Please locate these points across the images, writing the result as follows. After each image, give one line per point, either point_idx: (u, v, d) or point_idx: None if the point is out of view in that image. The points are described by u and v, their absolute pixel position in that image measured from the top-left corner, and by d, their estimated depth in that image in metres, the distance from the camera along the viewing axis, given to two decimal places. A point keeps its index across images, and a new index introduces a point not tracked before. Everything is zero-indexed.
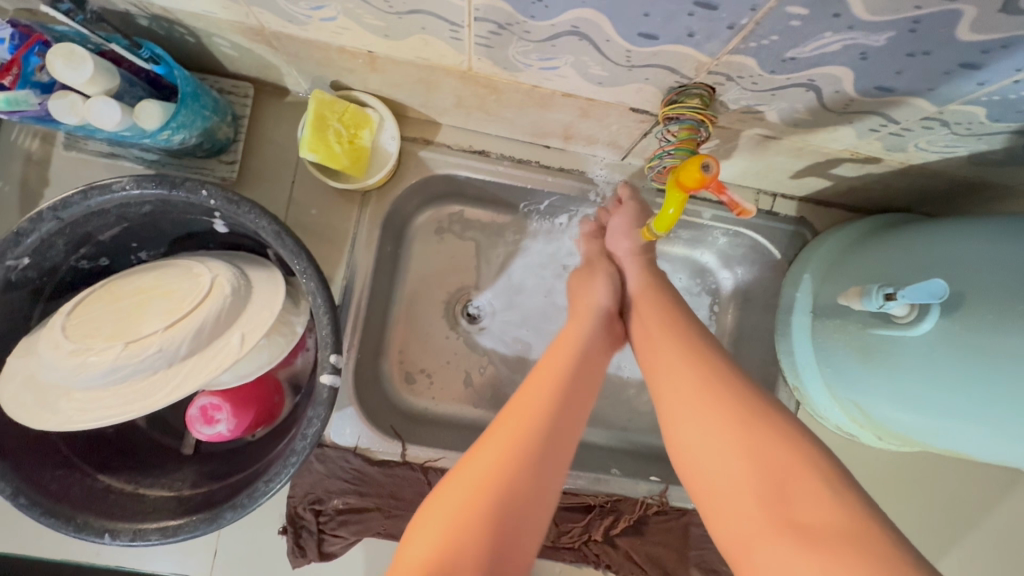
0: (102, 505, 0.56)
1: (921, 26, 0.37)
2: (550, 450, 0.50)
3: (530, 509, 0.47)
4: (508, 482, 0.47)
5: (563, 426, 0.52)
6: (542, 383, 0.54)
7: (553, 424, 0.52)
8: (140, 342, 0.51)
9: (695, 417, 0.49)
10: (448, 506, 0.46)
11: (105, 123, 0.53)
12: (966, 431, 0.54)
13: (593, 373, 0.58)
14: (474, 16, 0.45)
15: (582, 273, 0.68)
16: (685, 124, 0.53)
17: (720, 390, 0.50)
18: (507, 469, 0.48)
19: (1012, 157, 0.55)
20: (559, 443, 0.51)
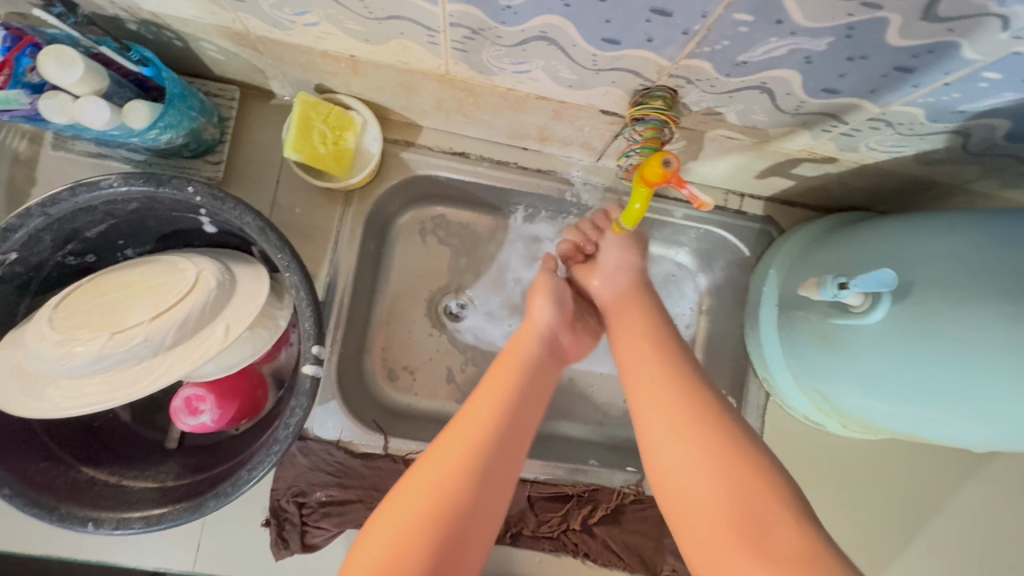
0: (87, 495, 0.57)
1: (856, 32, 0.40)
2: (518, 426, 0.54)
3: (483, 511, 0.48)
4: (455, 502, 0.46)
5: (518, 425, 0.53)
6: (499, 388, 0.56)
7: (523, 404, 0.55)
8: (126, 332, 0.53)
9: (679, 449, 0.51)
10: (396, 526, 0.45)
11: (95, 123, 0.55)
12: (927, 415, 0.57)
13: (535, 404, 0.56)
14: (448, 22, 0.48)
15: (531, 288, 0.69)
16: (649, 125, 0.56)
17: (705, 427, 0.51)
18: (483, 439, 0.51)
19: (955, 156, 0.59)
20: (512, 442, 0.52)
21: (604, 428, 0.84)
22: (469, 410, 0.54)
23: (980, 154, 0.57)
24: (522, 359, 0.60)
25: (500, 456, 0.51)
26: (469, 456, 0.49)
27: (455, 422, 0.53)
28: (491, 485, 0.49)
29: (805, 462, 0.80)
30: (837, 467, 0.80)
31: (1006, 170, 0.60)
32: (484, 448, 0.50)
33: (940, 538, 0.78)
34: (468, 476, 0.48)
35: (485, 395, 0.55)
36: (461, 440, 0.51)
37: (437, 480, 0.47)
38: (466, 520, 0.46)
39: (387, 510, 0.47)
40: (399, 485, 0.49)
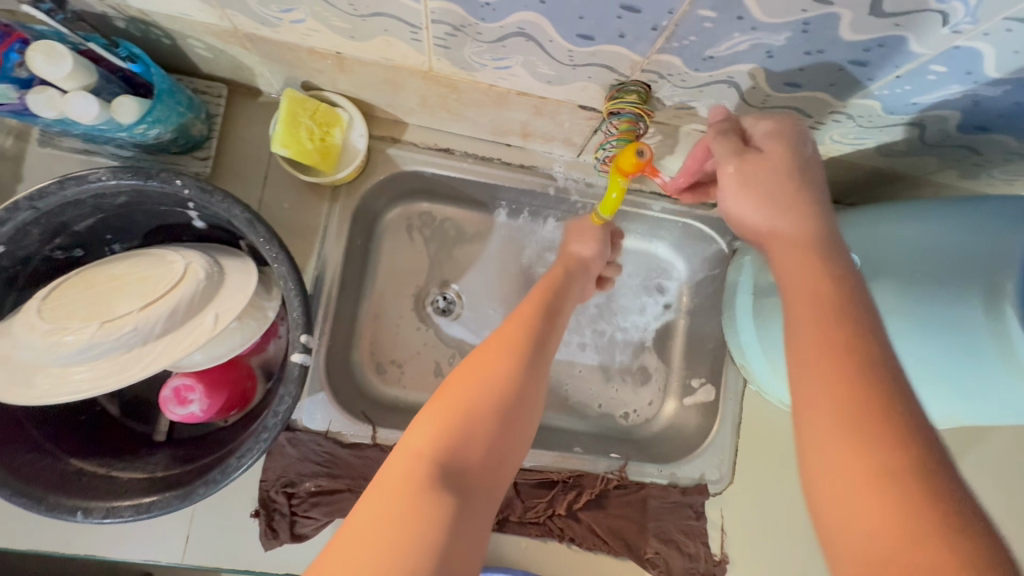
0: (75, 486, 0.58)
1: (812, 27, 0.43)
2: (553, 333, 0.61)
3: (522, 404, 0.51)
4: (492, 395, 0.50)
5: (550, 337, 0.60)
6: (521, 316, 0.60)
7: (554, 317, 0.62)
8: (115, 322, 0.54)
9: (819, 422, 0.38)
10: (437, 412, 0.48)
11: (83, 117, 0.56)
12: None
13: (564, 318, 0.65)
14: (430, 18, 0.50)
15: (574, 230, 0.74)
16: (624, 119, 0.58)
17: (861, 397, 0.37)
18: (523, 333, 0.57)
19: (913, 149, 0.63)
20: (547, 345, 0.59)
21: (589, 417, 0.86)
22: (509, 323, 0.60)
23: (936, 145, 0.61)
24: (560, 277, 0.68)
25: (540, 351, 0.57)
26: (510, 353, 0.54)
27: (484, 341, 0.57)
28: (533, 374, 0.54)
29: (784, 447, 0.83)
30: None
31: (963, 160, 0.64)
32: (518, 353, 0.55)
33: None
34: (512, 363, 0.53)
35: (521, 313, 0.61)
36: (490, 349, 0.55)
37: (470, 377, 0.51)
38: (511, 406, 0.50)
39: (429, 408, 0.49)
40: (444, 383, 0.51)
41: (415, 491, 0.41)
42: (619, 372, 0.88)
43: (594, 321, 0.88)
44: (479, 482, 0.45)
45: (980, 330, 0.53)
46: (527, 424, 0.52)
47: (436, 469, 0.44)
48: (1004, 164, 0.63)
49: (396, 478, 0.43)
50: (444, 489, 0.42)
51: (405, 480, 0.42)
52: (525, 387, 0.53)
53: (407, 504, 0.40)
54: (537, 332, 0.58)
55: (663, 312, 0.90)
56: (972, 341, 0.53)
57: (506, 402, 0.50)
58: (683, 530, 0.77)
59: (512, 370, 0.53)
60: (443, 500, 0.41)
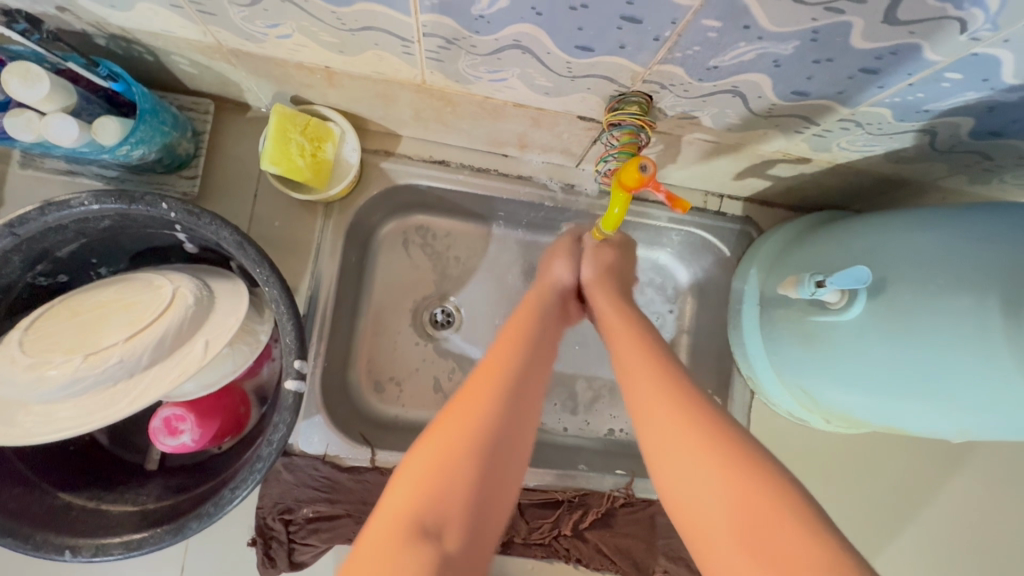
0: (63, 522, 0.56)
1: (821, 36, 0.41)
2: (538, 361, 0.56)
3: (507, 447, 0.49)
4: (476, 441, 0.47)
5: (537, 364, 0.56)
6: (511, 343, 0.56)
7: (543, 342, 0.59)
8: (101, 353, 0.52)
9: (681, 453, 0.45)
10: (421, 460, 0.46)
11: (63, 139, 0.54)
12: (915, 411, 0.58)
13: (551, 340, 0.60)
14: (422, 32, 0.48)
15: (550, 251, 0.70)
16: (626, 130, 0.56)
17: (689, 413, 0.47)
18: (512, 366, 0.54)
19: (923, 155, 0.61)
20: (535, 376, 0.55)
21: (594, 431, 0.84)
22: (498, 350, 0.56)
23: (948, 151, 0.59)
24: (547, 300, 0.64)
25: (526, 384, 0.54)
26: (496, 387, 0.52)
27: (473, 372, 0.54)
28: (516, 420, 0.51)
29: (794, 457, 0.80)
30: (828, 463, 0.80)
31: (973, 166, 0.62)
32: (505, 390, 0.52)
33: (909, 546, 0.79)
34: (500, 399, 0.51)
35: (512, 336, 0.57)
36: (477, 383, 0.52)
37: (458, 419, 0.49)
38: (495, 452, 0.48)
39: (413, 457, 0.47)
40: (432, 424, 0.49)
41: (396, 554, 0.41)
42: None
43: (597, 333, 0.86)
44: (461, 541, 0.44)
45: (998, 346, 0.50)
46: (514, 462, 0.50)
47: (415, 530, 0.42)
48: (1016, 169, 0.61)
49: (376, 542, 0.42)
50: (426, 543, 0.42)
51: (386, 542, 0.42)
52: (511, 430, 0.50)
53: (393, 565, 0.40)
54: (524, 364, 0.55)
55: (667, 322, 0.88)
56: (986, 356, 0.50)
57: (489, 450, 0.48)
58: None
59: (497, 414, 0.50)
60: (420, 563, 0.40)
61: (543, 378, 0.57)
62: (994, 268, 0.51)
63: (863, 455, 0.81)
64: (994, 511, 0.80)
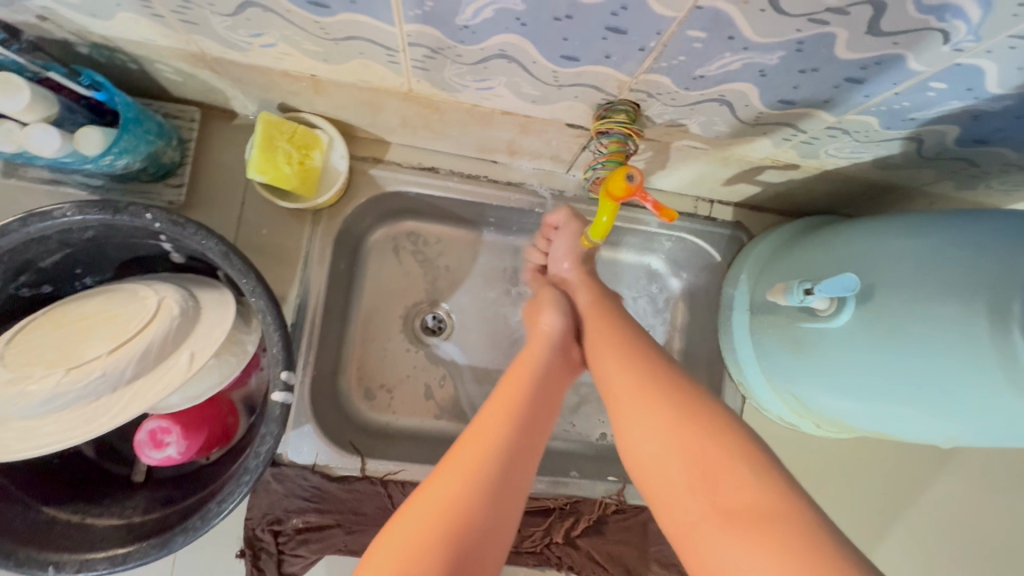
0: (48, 537, 0.55)
1: (806, 47, 0.41)
2: (528, 442, 0.51)
3: (488, 534, 0.44)
4: (454, 525, 0.43)
5: (528, 441, 0.51)
6: (499, 414, 0.52)
7: (540, 407, 0.55)
8: (84, 367, 0.51)
9: (641, 415, 0.50)
10: (403, 538, 0.42)
11: (45, 150, 0.53)
12: (903, 417, 0.58)
13: (545, 417, 0.55)
14: (407, 41, 0.48)
15: (533, 307, 0.67)
16: (613, 138, 0.56)
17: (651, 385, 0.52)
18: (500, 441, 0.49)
19: (911, 161, 0.61)
20: (525, 453, 0.50)
21: (586, 437, 0.83)
22: (484, 421, 0.51)
23: (934, 157, 0.59)
24: (539, 363, 0.59)
25: (516, 464, 0.49)
26: (482, 462, 0.47)
27: (457, 442, 0.50)
28: (500, 505, 0.46)
29: (785, 462, 0.80)
30: (819, 467, 0.81)
31: (960, 172, 0.62)
32: (491, 469, 0.47)
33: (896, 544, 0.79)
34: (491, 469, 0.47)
35: (506, 399, 0.54)
36: (461, 456, 0.48)
37: (440, 493, 0.45)
38: (479, 542, 0.43)
39: (386, 543, 0.42)
40: (412, 497, 0.46)
41: None
42: None
43: None
44: None
45: (987, 354, 0.49)
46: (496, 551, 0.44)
47: None
48: (1003, 175, 0.61)
49: None
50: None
51: None
52: (494, 517, 0.45)
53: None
54: (513, 439, 0.50)
55: (659, 327, 0.88)
56: (977, 364, 0.50)
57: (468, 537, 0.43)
58: None
59: (479, 497, 0.45)
60: None
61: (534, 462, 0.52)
62: (983, 275, 0.51)
63: (853, 457, 0.81)
64: (984, 512, 0.80)
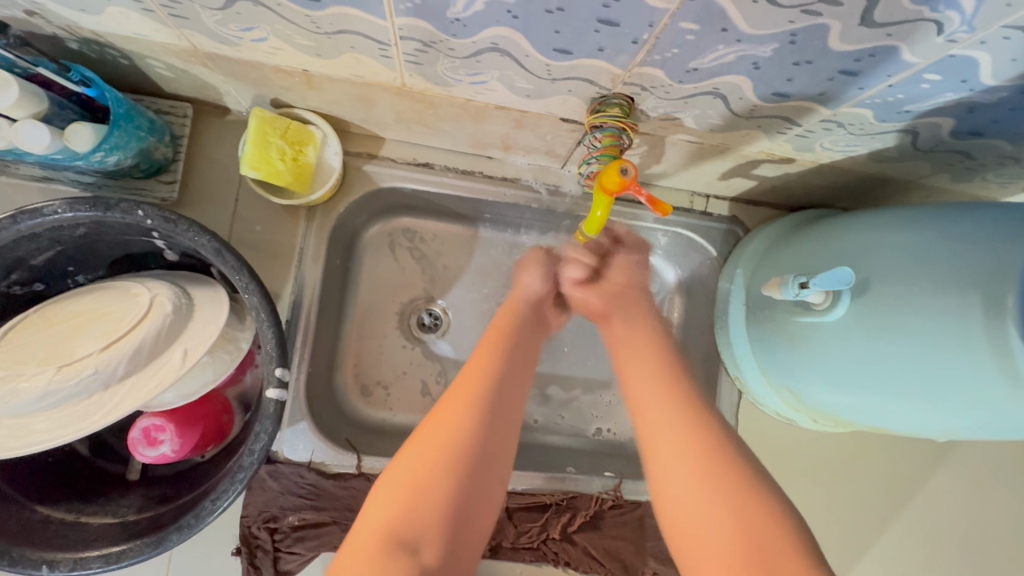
0: (42, 536, 0.55)
1: (800, 38, 0.41)
2: (508, 388, 0.55)
3: (480, 472, 0.51)
4: (450, 470, 0.49)
5: (509, 387, 0.55)
6: (480, 365, 0.55)
7: (521, 349, 0.59)
8: (75, 364, 0.51)
9: (687, 471, 0.49)
10: (401, 480, 0.48)
11: (34, 146, 0.53)
12: (898, 412, 0.59)
13: (527, 359, 0.59)
14: (399, 35, 0.48)
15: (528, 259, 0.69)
16: (607, 133, 0.55)
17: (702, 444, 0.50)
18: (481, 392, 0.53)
19: (906, 154, 0.61)
20: (508, 398, 0.54)
21: (584, 433, 0.83)
22: (468, 373, 0.55)
23: (929, 150, 0.59)
24: (516, 315, 0.62)
25: (499, 410, 0.53)
26: (465, 409, 0.52)
27: (447, 391, 0.54)
28: (486, 446, 0.51)
29: (780, 456, 0.81)
30: (816, 461, 0.81)
31: (955, 164, 0.62)
32: (475, 417, 0.51)
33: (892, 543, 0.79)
34: (476, 416, 0.52)
35: (485, 347, 0.58)
36: (450, 405, 0.52)
37: (432, 438, 0.50)
38: (476, 475, 0.50)
39: (391, 471, 0.50)
40: (411, 437, 0.51)
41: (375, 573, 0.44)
42: (613, 385, 0.85)
43: (585, 336, 0.85)
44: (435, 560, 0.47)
45: (978, 348, 0.50)
46: (490, 490, 0.51)
47: (391, 550, 0.45)
48: (998, 167, 0.61)
49: (358, 559, 0.45)
50: (400, 561, 0.45)
51: (363, 561, 0.45)
52: (483, 459, 0.51)
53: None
54: (491, 389, 0.54)
55: None
56: (969, 357, 0.50)
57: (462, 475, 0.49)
58: None
59: (467, 444, 0.50)
60: None
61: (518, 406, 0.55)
62: (976, 269, 0.51)
63: (849, 453, 0.81)
64: (978, 508, 0.80)
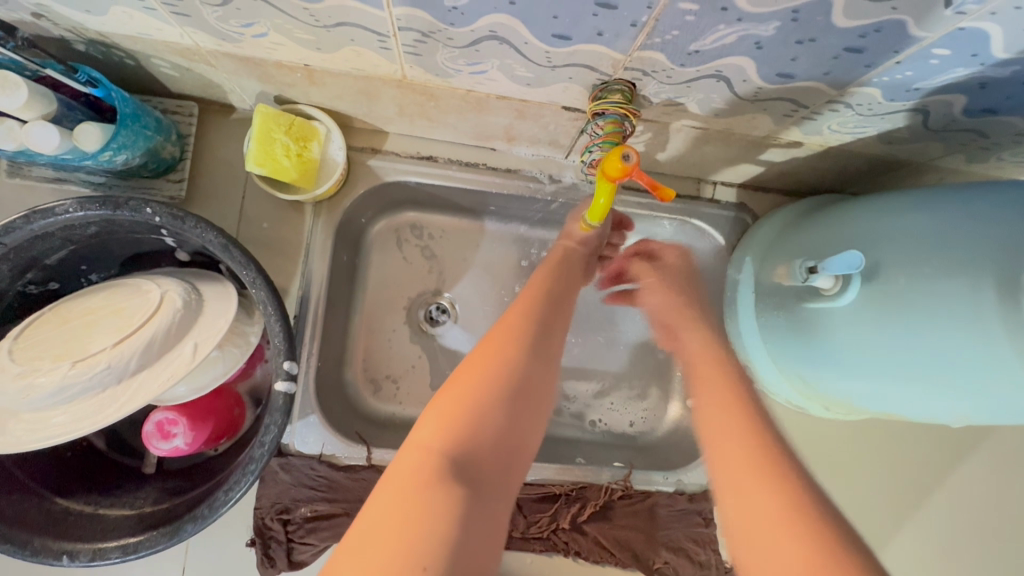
0: (62, 527, 0.56)
1: (802, 15, 0.40)
2: (553, 318, 0.60)
3: (532, 387, 0.53)
4: (503, 384, 0.51)
5: (551, 318, 0.60)
6: (527, 299, 0.61)
7: (563, 291, 0.64)
8: (88, 360, 0.52)
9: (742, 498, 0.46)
10: (447, 400, 0.49)
11: (45, 146, 0.54)
12: (913, 398, 0.57)
13: (569, 295, 0.65)
14: (397, 25, 0.47)
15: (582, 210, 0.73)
16: (609, 120, 0.55)
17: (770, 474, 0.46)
18: (529, 318, 0.58)
19: (917, 135, 0.59)
20: (552, 327, 0.59)
21: (592, 424, 0.83)
22: (517, 307, 0.60)
23: (941, 130, 0.57)
24: (562, 260, 0.68)
25: (545, 334, 0.57)
26: (518, 329, 0.56)
27: (494, 324, 0.57)
28: (534, 364, 0.54)
29: None
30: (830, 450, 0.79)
31: (968, 144, 0.61)
32: (523, 337, 0.55)
33: (915, 529, 0.78)
34: (522, 342, 0.55)
35: (534, 286, 0.63)
36: (500, 331, 0.56)
37: (483, 360, 0.52)
38: (527, 388, 0.52)
39: (439, 398, 0.50)
40: (455, 371, 0.52)
41: (425, 485, 0.43)
42: (621, 376, 0.85)
43: (591, 328, 0.85)
44: (490, 472, 0.47)
45: (997, 333, 0.48)
46: (538, 408, 0.53)
47: (442, 463, 0.45)
48: (1013, 146, 0.59)
49: (403, 475, 0.44)
50: (455, 482, 0.44)
51: (410, 476, 0.44)
52: (534, 374, 0.54)
53: (423, 498, 0.42)
54: (540, 317, 0.59)
55: None
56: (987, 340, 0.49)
57: (516, 387, 0.51)
58: (692, 538, 0.75)
59: (518, 356, 0.53)
60: (449, 494, 0.43)
61: (560, 334, 0.60)
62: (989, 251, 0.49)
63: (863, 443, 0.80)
64: (997, 496, 0.79)
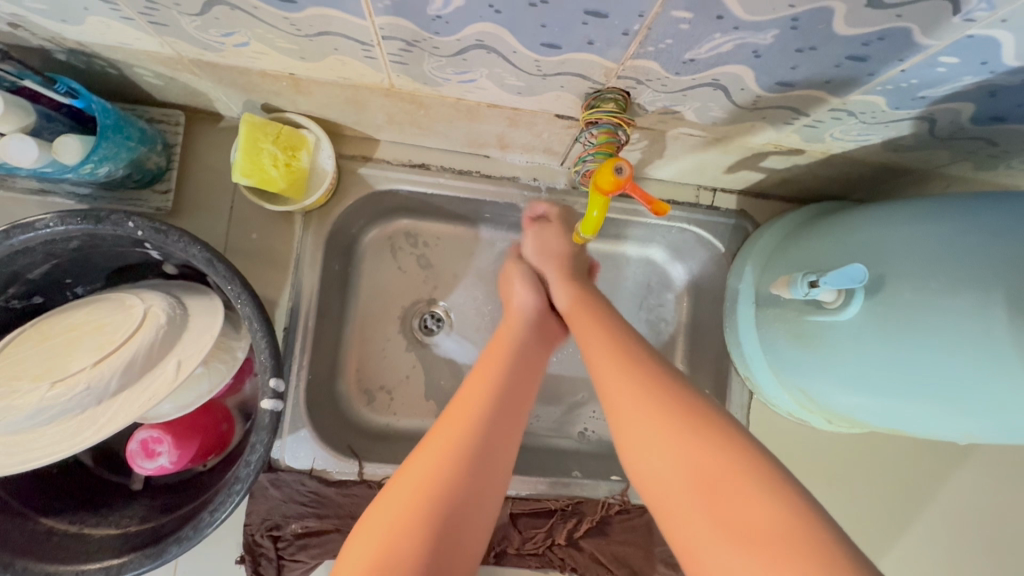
0: (45, 548, 0.55)
1: (802, 23, 0.38)
2: (512, 407, 0.52)
3: (474, 501, 0.46)
4: (436, 504, 0.44)
5: (508, 404, 0.52)
6: (480, 381, 0.53)
7: (524, 367, 0.57)
8: (68, 380, 0.51)
9: (651, 445, 0.44)
10: (384, 519, 0.44)
11: (23, 160, 0.52)
12: (915, 415, 0.55)
13: (534, 373, 0.58)
14: (381, 35, 0.46)
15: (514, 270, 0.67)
16: (603, 129, 0.53)
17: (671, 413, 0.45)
18: (480, 409, 0.50)
19: (923, 142, 0.57)
20: (510, 419, 0.51)
21: (589, 436, 0.82)
22: (468, 391, 0.53)
23: (948, 137, 0.55)
24: (521, 332, 0.60)
25: (501, 432, 0.50)
26: (466, 428, 0.49)
27: (442, 414, 0.51)
28: (481, 473, 0.47)
29: (790, 452, 0.78)
30: (831, 461, 0.78)
31: (977, 152, 0.58)
32: (469, 441, 0.48)
33: (918, 544, 0.76)
34: (469, 451, 0.47)
35: (494, 360, 0.56)
36: (445, 426, 0.49)
37: (422, 466, 0.46)
38: (466, 505, 0.45)
39: (374, 512, 0.45)
40: (396, 475, 0.47)
41: None
42: None
43: None
44: None
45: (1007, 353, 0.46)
46: (481, 522, 0.47)
47: None
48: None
49: None
50: None
51: None
52: (479, 485, 0.47)
53: None
54: (494, 407, 0.51)
55: (662, 322, 0.85)
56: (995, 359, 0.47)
57: (453, 508, 0.45)
58: None
59: (460, 467, 0.46)
60: None
61: (519, 427, 0.52)
62: (997, 265, 0.47)
63: (864, 453, 0.78)
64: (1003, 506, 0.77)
